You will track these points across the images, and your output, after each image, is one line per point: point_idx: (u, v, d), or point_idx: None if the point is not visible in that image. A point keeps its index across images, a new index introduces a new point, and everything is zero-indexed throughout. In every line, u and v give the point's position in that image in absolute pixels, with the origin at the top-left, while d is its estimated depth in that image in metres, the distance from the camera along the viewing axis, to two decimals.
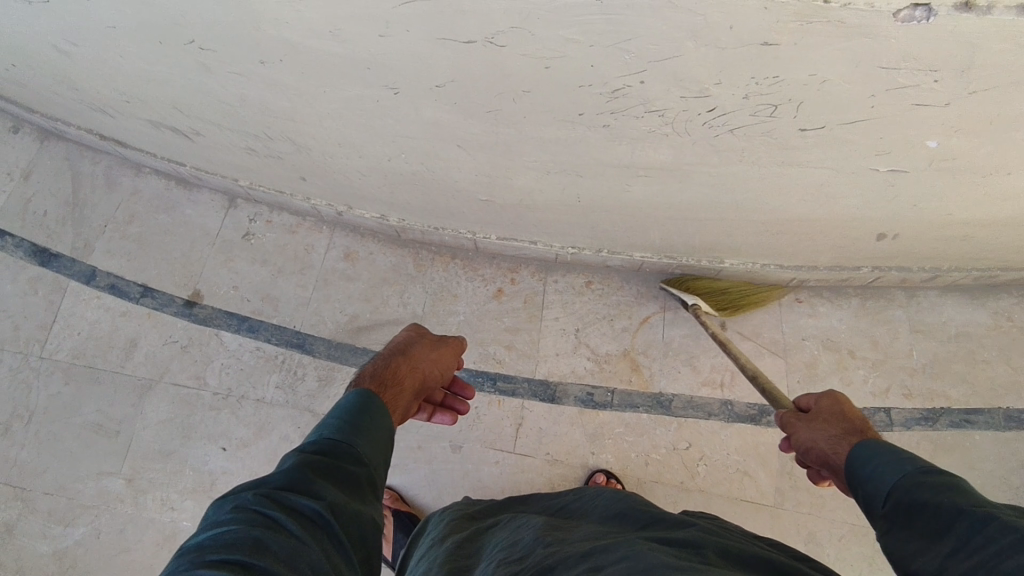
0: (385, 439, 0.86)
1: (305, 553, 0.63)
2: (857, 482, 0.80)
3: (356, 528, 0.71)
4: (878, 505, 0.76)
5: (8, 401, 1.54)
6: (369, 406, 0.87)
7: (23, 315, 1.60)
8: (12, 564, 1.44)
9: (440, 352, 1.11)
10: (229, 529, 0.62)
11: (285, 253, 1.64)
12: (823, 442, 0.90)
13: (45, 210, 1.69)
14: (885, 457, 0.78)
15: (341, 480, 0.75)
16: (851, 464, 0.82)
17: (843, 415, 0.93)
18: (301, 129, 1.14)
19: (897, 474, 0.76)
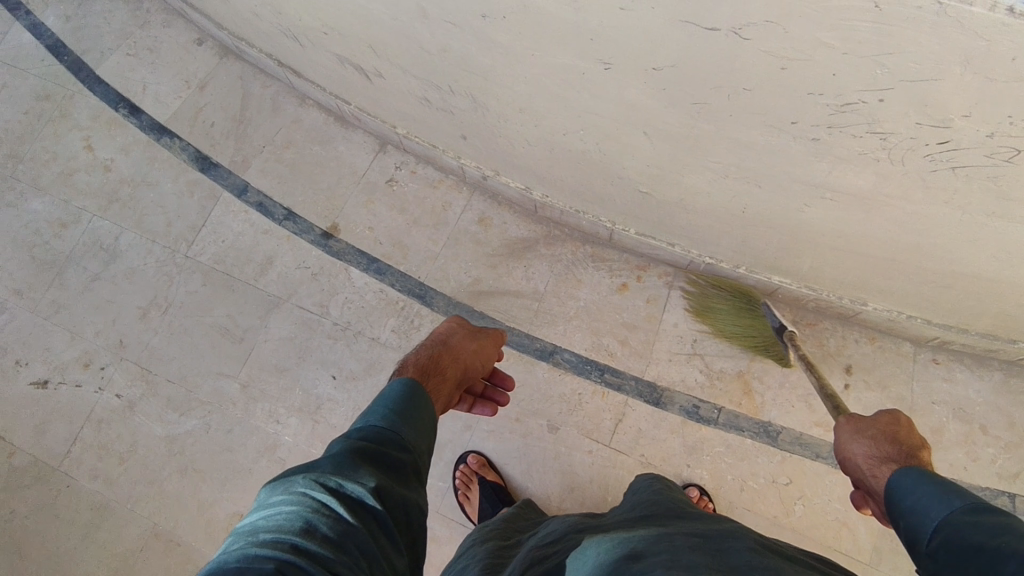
0: (426, 427, 0.91)
1: (353, 535, 0.68)
2: (903, 518, 0.78)
3: (400, 512, 0.77)
4: (924, 542, 0.73)
5: (151, 289, 1.66)
6: (413, 398, 0.91)
7: (177, 214, 1.72)
8: (129, 437, 1.55)
9: (480, 346, 1.17)
10: (281, 511, 0.67)
11: (423, 206, 1.68)
12: (864, 463, 0.91)
13: (213, 121, 1.79)
14: (929, 492, 0.76)
15: (386, 465, 0.80)
16: (895, 497, 0.80)
17: (890, 434, 0.93)
18: (488, 87, 1.16)
19: (940, 509, 0.73)
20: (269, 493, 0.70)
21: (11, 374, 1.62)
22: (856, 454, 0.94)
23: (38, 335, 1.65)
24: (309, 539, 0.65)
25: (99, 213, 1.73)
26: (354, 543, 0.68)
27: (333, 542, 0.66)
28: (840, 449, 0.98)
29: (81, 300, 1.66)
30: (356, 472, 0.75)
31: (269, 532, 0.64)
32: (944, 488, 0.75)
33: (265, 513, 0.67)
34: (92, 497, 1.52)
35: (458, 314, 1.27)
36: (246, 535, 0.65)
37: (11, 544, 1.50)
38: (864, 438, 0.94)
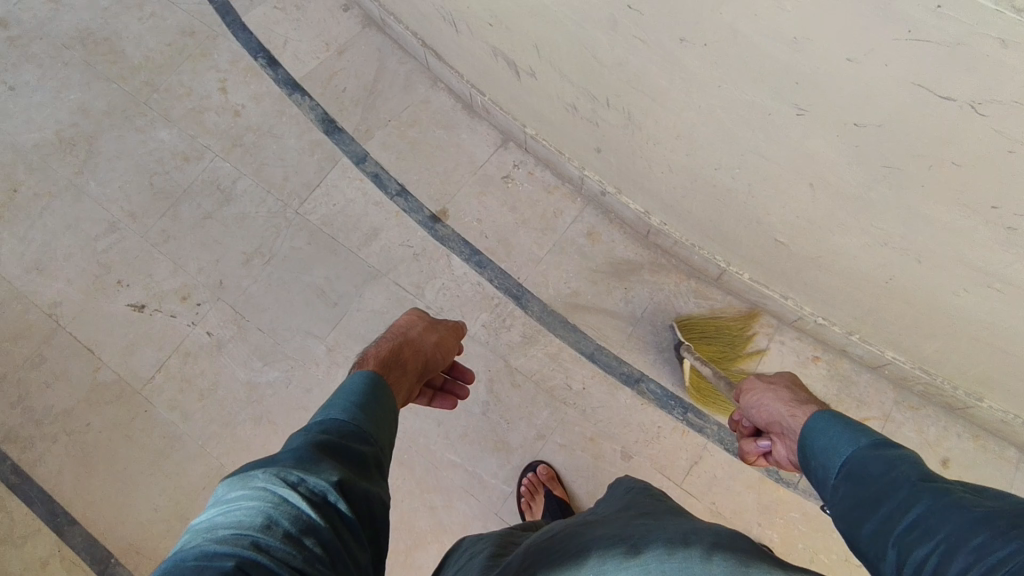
0: (387, 419, 0.85)
1: (315, 530, 0.62)
2: (810, 459, 0.79)
3: (363, 505, 0.71)
4: (830, 479, 0.75)
5: (258, 237, 1.68)
6: (376, 391, 0.86)
7: (295, 170, 1.74)
8: (212, 376, 1.58)
9: (439, 339, 1.14)
10: (241, 505, 0.60)
11: (535, 208, 1.67)
12: (782, 408, 0.92)
13: (345, 87, 1.82)
14: (837, 432, 0.77)
15: (348, 457, 0.74)
16: (804, 441, 0.81)
17: (795, 389, 0.97)
18: (653, 108, 1.15)
19: (845, 448, 0.74)
20: (223, 488, 0.62)
21: (112, 292, 1.65)
22: (768, 404, 0.95)
23: (143, 259, 1.68)
24: (269, 535, 0.58)
25: (221, 154, 1.77)
26: (316, 538, 0.62)
27: (293, 537, 0.60)
28: (747, 407, 1.00)
29: (189, 235, 1.70)
30: (315, 465, 0.69)
31: (227, 527, 0.57)
32: (846, 427, 0.77)
33: (222, 508, 0.60)
34: (166, 427, 1.54)
35: (419, 307, 1.23)
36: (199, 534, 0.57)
37: (84, 455, 1.53)
38: (772, 392, 0.96)
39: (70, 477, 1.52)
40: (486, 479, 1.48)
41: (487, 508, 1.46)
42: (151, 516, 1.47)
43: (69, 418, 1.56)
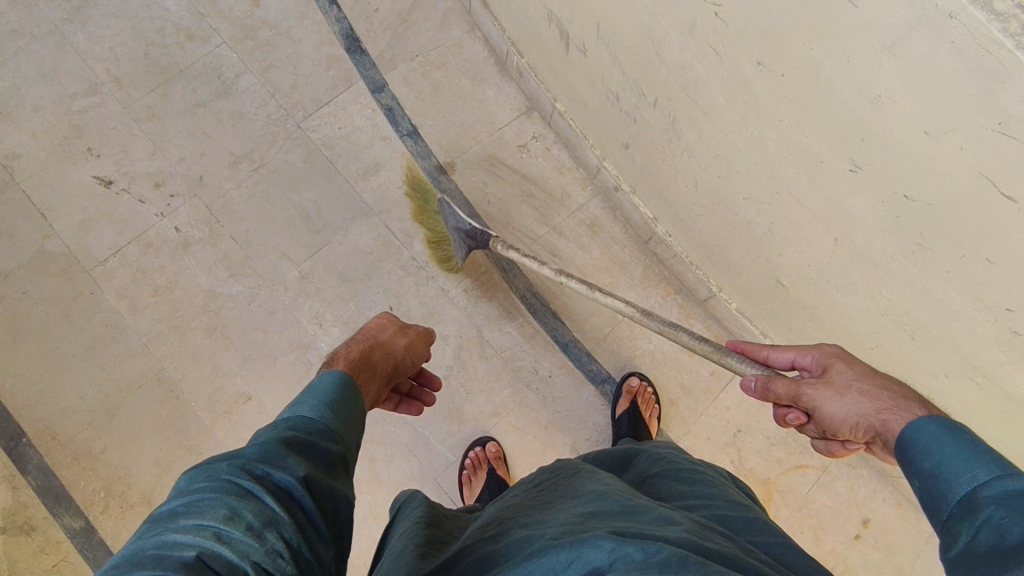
0: (359, 416, 0.82)
1: (279, 523, 0.60)
2: (918, 472, 0.67)
3: (329, 502, 0.68)
4: (945, 510, 0.62)
5: (251, 141, 1.57)
6: (346, 387, 0.82)
7: (305, 81, 1.63)
8: (170, 274, 1.48)
9: (408, 343, 1.14)
10: (202, 496, 0.59)
11: (544, 185, 1.62)
12: (882, 417, 0.76)
13: (378, 7, 1.69)
14: (950, 451, 0.64)
15: (316, 453, 0.71)
16: (915, 450, 0.68)
17: (869, 377, 0.79)
18: (702, 123, 1.11)
19: (975, 475, 0.61)
20: (186, 477, 0.61)
21: (79, 159, 1.52)
22: (855, 416, 0.78)
23: (120, 133, 1.55)
24: (231, 528, 0.56)
25: (230, 44, 1.63)
26: (277, 534, 0.59)
27: (256, 531, 0.58)
28: (819, 415, 0.82)
29: (177, 120, 1.57)
30: (283, 458, 0.66)
31: (189, 518, 0.56)
32: (986, 453, 0.63)
33: (184, 500, 0.58)
34: (110, 316, 1.44)
35: (382, 313, 1.22)
36: (163, 522, 0.56)
37: (13, 324, 1.42)
38: (858, 392, 0.79)
39: None
40: (432, 442, 1.46)
41: (426, 471, 1.45)
42: (76, 404, 1.39)
43: (6, 283, 1.44)
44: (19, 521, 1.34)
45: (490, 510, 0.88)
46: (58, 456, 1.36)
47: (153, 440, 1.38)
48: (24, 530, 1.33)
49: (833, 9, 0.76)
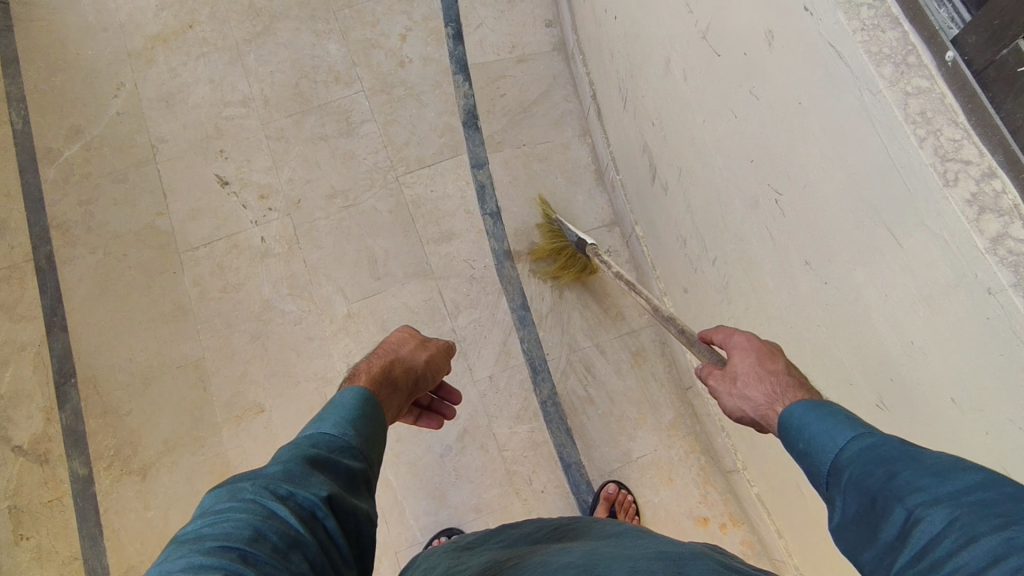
0: (382, 435, 0.83)
1: (303, 544, 0.62)
2: (795, 453, 0.68)
3: (348, 522, 0.70)
4: (822, 483, 0.65)
5: (352, 181, 1.71)
6: (367, 405, 0.83)
7: (418, 142, 1.75)
8: (241, 276, 1.62)
9: (429, 356, 1.12)
10: (228, 518, 0.60)
11: (601, 300, 1.60)
12: (763, 405, 0.78)
13: (505, 94, 1.80)
14: (811, 429, 0.67)
15: (339, 472, 0.72)
16: (787, 432, 0.70)
17: (766, 369, 0.80)
18: (749, 298, 1.06)
19: (836, 447, 0.63)
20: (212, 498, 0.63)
21: (210, 157, 1.73)
22: (748, 404, 0.80)
23: (250, 144, 1.74)
24: (257, 548, 0.59)
25: (367, 92, 1.80)
26: (301, 555, 0.62)
27: (281, 552, 0.60)
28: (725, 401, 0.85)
29: (299, 145, 1.74)
30: (305, 477, 0.67)
31: (215, 540, 0.58)
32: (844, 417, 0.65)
33: (208, 521, 0.60)
34: (181, 297, 1.60)
35: (407, 324, 1.19)
36: (188, 544, 0.58)
37: (105, 278, 1.62)
38: (743, 385, 0.81)
39: (84, 291, 1.61)
40: (406, 516, 1.44)
41: (388, 541, 1.43)
42: (124, 365, 1.55)
43: (114, 242, 1.65)
44: (39, 450, 1.48)
45: (496, 552, 0.89)
46: (92, 404, 1.52)
47: (170, 420, 1.51)
48: (39, 460, 1.48)
49: (877, 239, 0.71)
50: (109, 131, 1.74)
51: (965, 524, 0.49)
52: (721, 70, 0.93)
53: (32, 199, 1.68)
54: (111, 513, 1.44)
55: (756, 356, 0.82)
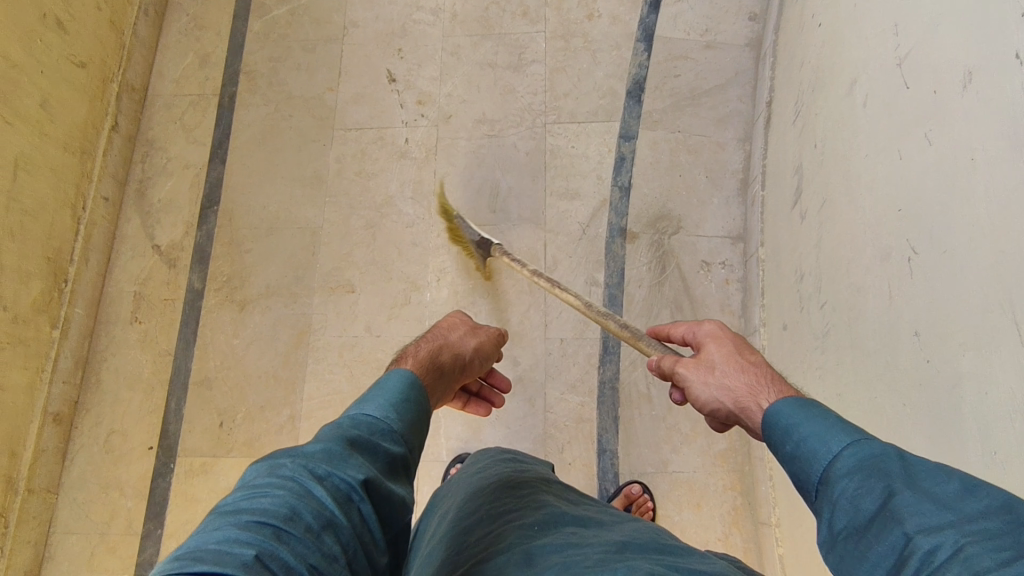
0: (424, 424, 0.88)
1: (336, 527, 0.66)
2: (783, 454, 0.71)
3: (381, 506, 0.74)
4: (807, 487, 0.68)
5: (503, 114, 1.75)
6: (411, 388, 0.89)
7: (577, 96, 1.76)
8: (378, 168, 1.74)
9: (478, 345, 1.18)
10: (264, 496, 0.65)
11: (697, 308, 1.55)
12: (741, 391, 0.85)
13: (679, 75, 1.75)
14: (805, 430, 0.69)
15: (377, 455, 0.78)
16: (775, 432, 0.73)
17: (738, 359, 0.89)
18: (845, 354, 0.98)
19: (828, 449, 0.66)
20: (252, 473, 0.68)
21: (388, 52, 1.84)
22: (726, 388, 0.87)
23: (426, 51, 1.83)
24: (292, 526, 0.63)
25: (547, 34, 1.81)
26: (335, 537, 0.65)
27: (314, 532, 0.64)
28: (698, 388, 0.91)
29: (468, 65, 1.81)
30: (342, 460, 0.72)
31: (250, 515, 0.62)
32: (836, 424, 0.68)
33: (246, 496, 0.65)
34: (322, 168, 1.75)
35: (458, 312, 1.27)
36: (227, 517, 0.62)
37: (268, 130, 1.80)
38: (720, 373, 0.88)
39: (249, 135, 1.80)
40: (439, 433, 1.51)
41: None
42: (258, 210, 1.73)
43: (286, 102, 1.82)
44: (172, 255, 1.71)
45: (508, 499, 0.93)
46: (224, 233, 1.72)
47: (277, 269, 1.67)
48: (169, 263, 1.70)
49: (999, 329, 0.64)
50: (314, 4, 1.90)
51: (969, 558, 0.51)
52: (907, 105, 0.84)
53: (234, 43, 1.88)
54: (208, 328, 1.64)
55: (733, 348, 0.90)
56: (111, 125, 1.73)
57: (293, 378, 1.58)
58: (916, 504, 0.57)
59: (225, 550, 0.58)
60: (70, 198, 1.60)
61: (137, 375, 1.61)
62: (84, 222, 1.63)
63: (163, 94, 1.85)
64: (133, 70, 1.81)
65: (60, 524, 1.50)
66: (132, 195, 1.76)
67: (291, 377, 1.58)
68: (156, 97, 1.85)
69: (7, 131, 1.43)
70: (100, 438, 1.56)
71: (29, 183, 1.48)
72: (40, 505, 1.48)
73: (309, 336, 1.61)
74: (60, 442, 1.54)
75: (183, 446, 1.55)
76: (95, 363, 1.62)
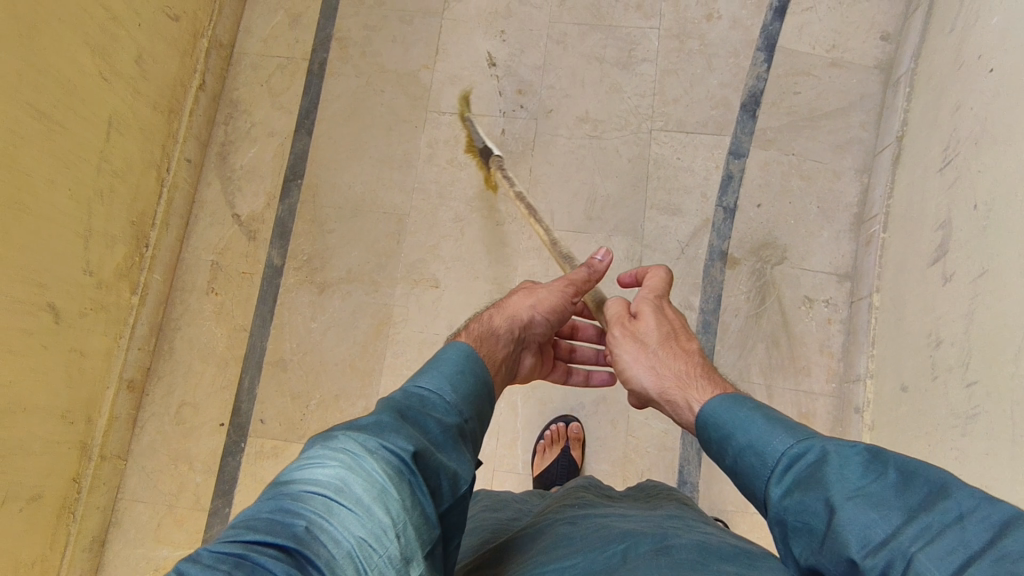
0: (481, 397, 0.85)
1: (387, 497, 0.61)
2: (731, 467, 0.75)
3: (435, 479, 0.68)
4: (755, 496, 0.71)
5: (608, 115, 1.66)
6: (469, 362, 0.87)
7: (688, 104, 1.66)
8: (472, 158, 1.66)
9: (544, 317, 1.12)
10: (316, 471, 0.60)
11: (795, 345, 1.49)
12: (665, 380, 0.93)
13: (800, 92, 1.64)
14: (740, 441, 0.74)
15: (428, 429, 0.73)
16: (720, 444, 0.77)
17: (668, 347, 0.97)
18: (1005, 446, 0.94)
19: (768, 457, 0.70)
20: (306, 447, 0.63)
21: (490, 32, 1.73)
22: (655, 373, 0.95)
23: (530, 36, 1.72)
24: (342, 498, 0.59)
25: (661, 32, 1.70)
26: (387, 508, 0.60)
27: (364, 505, 0.59)
28: (627, 371, 0.99)
29: (575, 56, 1.70)
30: (393, 431, 0.67)
31: (295, 495, 0.58)
32: (769, 428, 0.72)
33: (297, 473, 0.61)
34: (413, 152, 1.68)
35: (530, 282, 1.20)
36: (276, 493, 0.59)
37: (359, 104, 1.71)
38: (651, 357, 0.96)
39: (338, 108, 1.72)
40: (517, 444, 1.48)
41: (492, 456, 1.49)
42: (344, 189, 1.66)
43: (378, 75, 1.73)
44: (252, 226, 1.65)
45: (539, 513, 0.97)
46: (306, 209, 1.66)
47: (360, 254, 1.62)
48: (248, 234, 1.65)
49: None
50: None
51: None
52: None
53: (328, 5, 1.78)
54: (285, 307, 1.59)
55: (663, 337, 0.99)
56: (198, 83, 1.65)
57: (370, 370, 1.54)
58: (859, 517, 0.58)
59: (275, 523, 0.55)
60: (156, 159, 1.54)
61: (211, 347, 1.58)
62: (167, 185, 1.58)
63: (250, 52, 1.76)
64: (222, 25, 1.72)
65: (128, 490, 1.50)
66: (214, 157, 1.69)
67: (369, 369, 1.54)
68: (243, 55, 1.76)
69: (102, 88, 1.36)
70: (171, 408, 1.54)
71: (120, 143, 1.42)
72: (111, 471, 1.47)
73: (389, 328, 1.57)
74: (132, 408, 1.52)
75: (255, 427, 1.53)
76: (169, 330, 1.59)
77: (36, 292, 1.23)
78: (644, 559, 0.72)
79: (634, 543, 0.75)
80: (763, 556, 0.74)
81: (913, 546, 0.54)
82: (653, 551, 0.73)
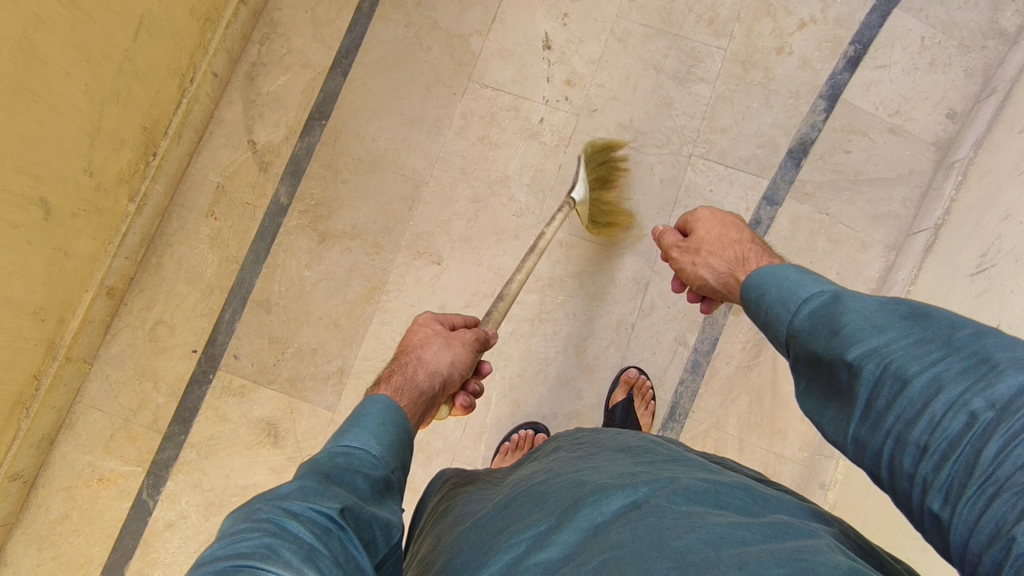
0: (401, 439, 0.86)
1: (318, 557, 0.60)
2: (761, 320, 0.85)
3: (364, 531, 0.70)
4: (782, 340, 0.80)
5: (651, 129, 1.60)
6: (380, 414, 0.88)
7: (735, 136, 1.59)
8: (504, 140, 1.60)
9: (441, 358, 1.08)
10: (243, 539, 0.59)
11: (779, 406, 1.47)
12: (721, 272, 1.03)
13: (850, 152, 1.58)
14: (772, 296, 0.83)
15: (355, 486, 0.74)
16: (754, 303, 0.87)
17: (720, 243, 1.06)
18: None
19: (793, 302, 0.79)
20: (227, 524, 0.62)
21: (552, 13, 1.65)
22: (713, 269, 1.05)
23: (593, 26, 1.64)
24: (273, 562, 0.56)
25: (727, 55, 1.62)
26: (320, 567, 0.60)
27: (296, 564, 0.58)
28: (692, 274, 1.10)
29: (632, 59, 1.62)
30: (318, 496, 0.68)
31: (226, 558, 0.56)
32: (800, 280, 0.81)
33: (224, 544, 0.58)
34: (446, 119, 1.61)
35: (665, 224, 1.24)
36: (205, 566, 0.55)
37: (402, 56, 1.64)
38: (707, 255, 1.07)
39: (379, 55, 1.64)
40: (482, 440, 1.48)
41: (455, 445, 1.48)
42: (367, 140, 1.60)
43: (428, 30, 1.64)
44: (265, 157, 1.59)
45: (464, 497, 0.92)
46: (325, 152, 1.60)
47: (369, 212, 1.57)
48: (261, 164, 1.59)
49: None
50: None
51: (900, 370, 0.61)
52: None
53: None
54: (283, 247, 1.55)
55: (717, 236, 1.08)
56: None
57: (354, 331, 1.52)
58: (857, 334, 0.67)
59: None
60: (181, 68, 1.47)
61: (199, 271, 1.54)
62: (187, 96, 1.51)
63: None
64: None
65: (87, 396, 1.48)
66: (242, 76, 1.62)
67: (354, 330, 1.52)
68: None
69: None
70: (146, 324, 1.51)
71: (147, 45, 1.35)
72: (74, 374, 1.45)
73: (381, 294, 1.53)
74: (107, 315, 1.49)
75: (227, 361, 1.50)
76: (158, 244, 1.54)
77: (31, 184, 1.19)
78: (612, 523, 0.68)
79: (603, 497, 0.73)
80: (732, 492, 0.73)
81: (898, 349, 0.63)
82: (623, 509, 0.70)
